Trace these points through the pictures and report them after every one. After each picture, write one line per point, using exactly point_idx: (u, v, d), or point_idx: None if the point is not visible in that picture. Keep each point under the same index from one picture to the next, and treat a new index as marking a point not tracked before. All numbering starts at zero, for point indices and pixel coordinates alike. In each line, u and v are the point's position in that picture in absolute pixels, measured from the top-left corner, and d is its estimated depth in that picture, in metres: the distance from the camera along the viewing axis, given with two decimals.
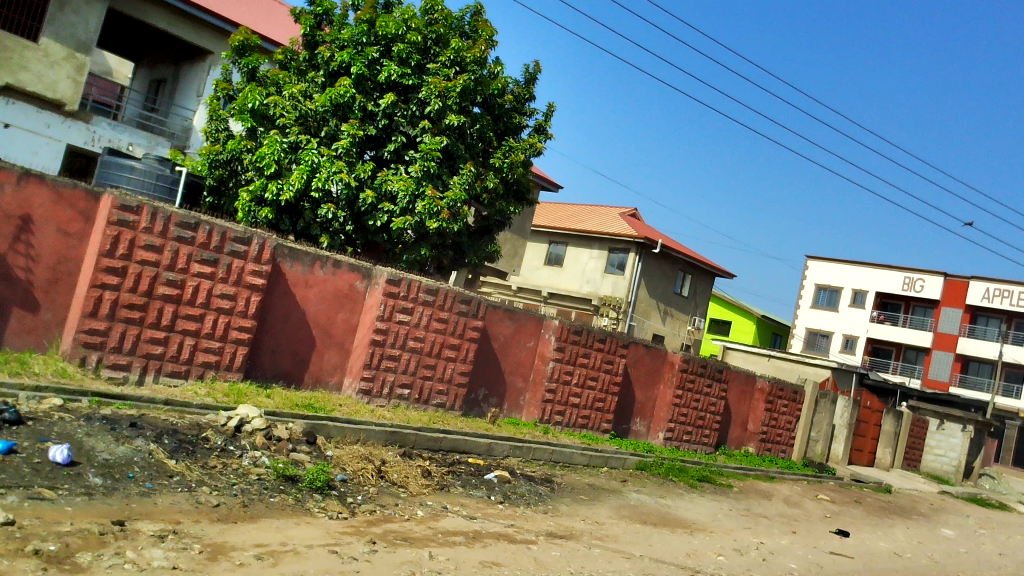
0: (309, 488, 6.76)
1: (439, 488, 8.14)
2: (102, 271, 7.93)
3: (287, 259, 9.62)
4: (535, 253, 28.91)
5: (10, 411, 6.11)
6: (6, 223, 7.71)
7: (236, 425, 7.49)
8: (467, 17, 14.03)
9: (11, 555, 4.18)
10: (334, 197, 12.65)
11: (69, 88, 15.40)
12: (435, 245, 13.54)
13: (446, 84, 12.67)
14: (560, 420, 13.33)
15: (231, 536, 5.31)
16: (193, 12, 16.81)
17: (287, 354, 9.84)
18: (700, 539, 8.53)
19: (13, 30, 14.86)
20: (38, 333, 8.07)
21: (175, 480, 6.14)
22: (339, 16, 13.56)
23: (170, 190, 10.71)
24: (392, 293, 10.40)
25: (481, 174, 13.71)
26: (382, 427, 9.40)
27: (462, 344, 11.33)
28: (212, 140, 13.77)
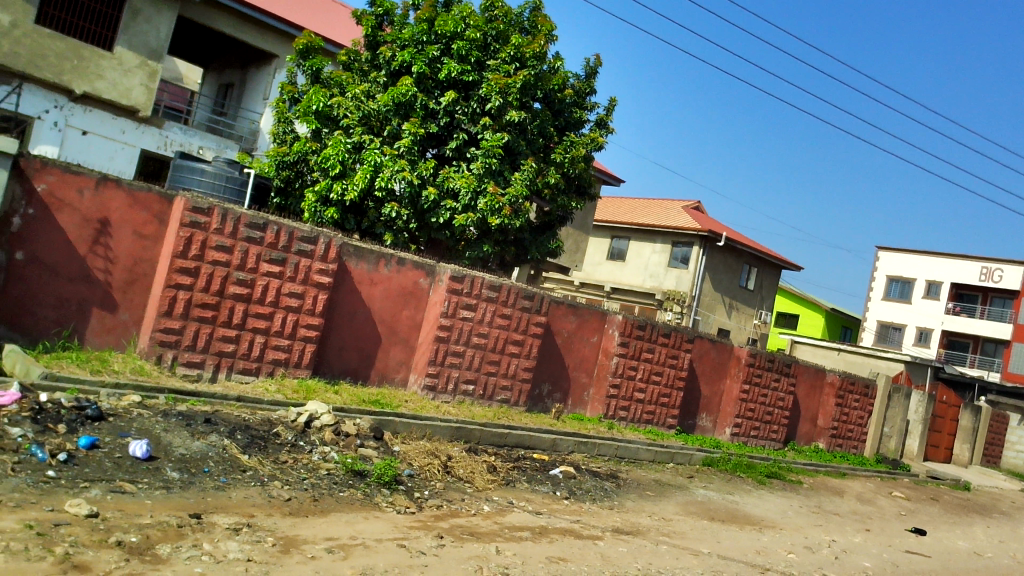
0: (377, 483, 6.86)
1: (506, 484, 8.17)
2: (176, 272, 8.18)
3: (353, 257, 9.78)
4: (597, 249, 28.77)
5: (92, 407, 6.35)
6: (86, 227, 8.02)
7: (305, 421, 7.64)
8: (527, 13, 14.00)
9: (95, 546, 4.35)
10: (397, 195, 12.79)
11: (142, 95, 15.89)
12: (498, 241, 13.58)
13: (507, 80, 12.72)
14: (625, 415, 13.25)
15: (302, 530, 5.41)
16: (258, 17, 17.20)
17: (353, 351, 9.99)
18: (770, 536, 8.39)
19: (89, 40, 15.38)
20: (117, 331, 8.36)
21: (248, 475, 6.29)
22: (400, 16, 13.70)
23: (239, 192, 10.98)
24: (455, 290, 10.48)
25: (542, 170, 13.68)
26: (448, 422, 9.48)
27: (526, 339, 11.34)
28: (279, 141, 14.06)
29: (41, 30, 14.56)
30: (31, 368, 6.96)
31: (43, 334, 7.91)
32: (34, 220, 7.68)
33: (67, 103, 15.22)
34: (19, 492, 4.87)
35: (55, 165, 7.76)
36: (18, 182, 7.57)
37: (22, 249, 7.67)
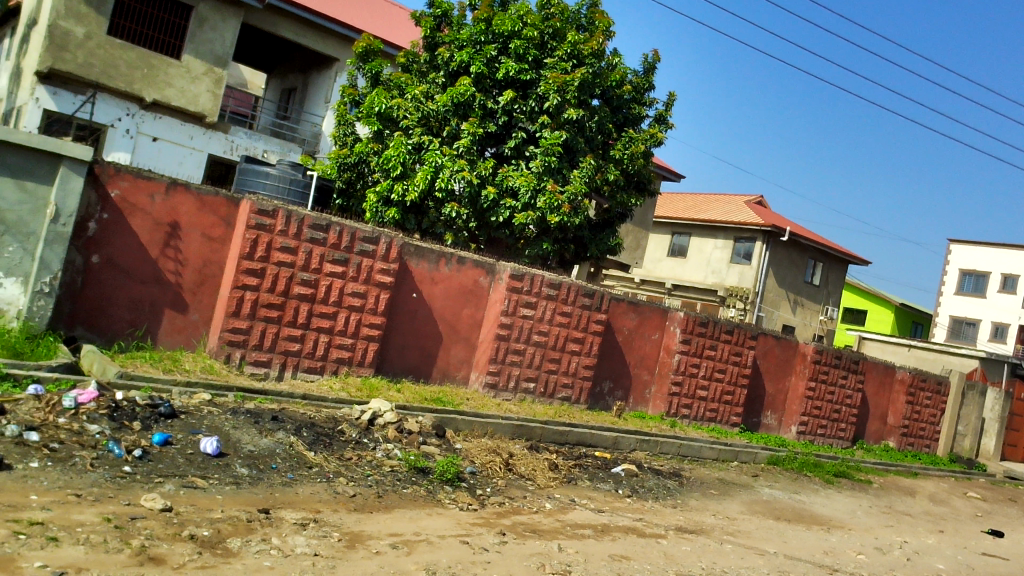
0: (440, 480, 6.93)
1: (568, 481, 8.16)
2: (242, 273, 8.39)
3: (414, 257, 9.89)
4: (657, 246, 28.50)
5: (165, 405, 6.55)
6: (157, 230, 8.28)
7: (369, 418, 7.76)
8: (584, 10, 13.95)
9: (170, 539, 4.49)
10: (457, 195, 12.86)
11: (209, 101, 16.28)
12: (558, 239, 13.54)
13: (565, 78, 12.67)
14: (687, 413, 13.12)
15: (367, 525, 5.50)
16: (318, 21, 17.50)
17: (415, 349, 10.10)
18: (839, 537, 8.22)
19: (158, 49, 15.85)
20: (187, 331, 8.61)
21: (314, 471, 6.42)
22: (457, 16, 13.80)
23: (303, 194, 11.19)
24: (515, 288, 10.52)
25: (601, 167, 13.63)
26: (509, 420, 9.51)
27: (587, 337, 11.31)
28: (340, 144, 14.28)
29: (113, 41, 15.06)
30: (108, 367, 7.21)
31: (118, 334, 8.20)
32: (108, 224, 7.95)
33: (138, 110, 15.74)
34: (98, 487, 5.05)
35: (128, 171, 8.02)
36: (93, 188, 7.85)
37: (97, 253, 7.94)
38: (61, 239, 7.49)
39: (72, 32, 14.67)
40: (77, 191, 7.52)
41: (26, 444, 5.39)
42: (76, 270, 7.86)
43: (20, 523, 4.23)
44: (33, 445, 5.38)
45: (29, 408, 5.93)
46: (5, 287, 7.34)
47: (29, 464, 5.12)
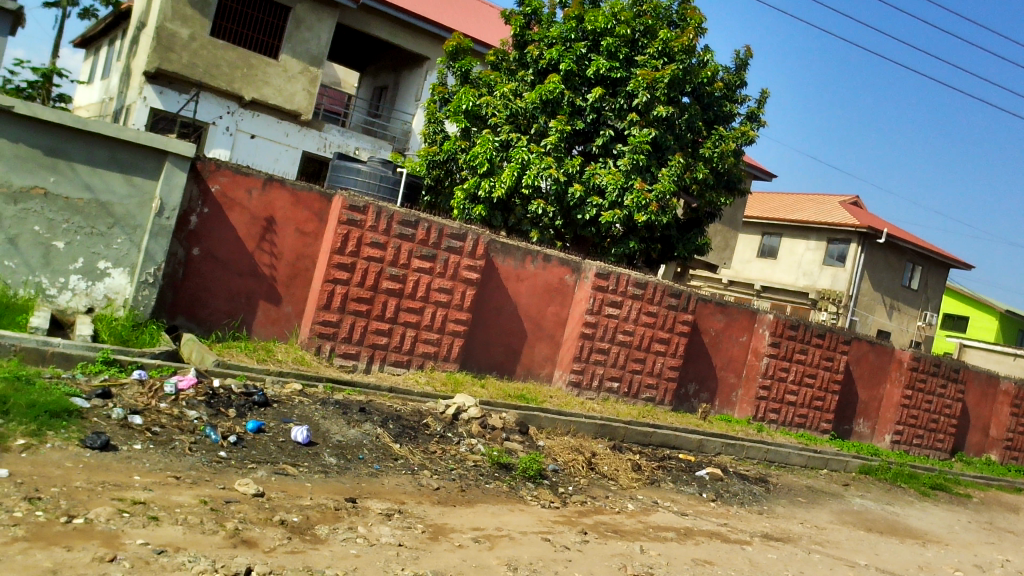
0: (523, 476, 6.96)
1: (650, 483, 8.08)
2: (334, 267, 8.60)
3: (500, 254, 9.95)
4: (746, 246, 27.91)
5: (259, 393, 6.77)
6: (255, 224, 8.56)
7: (453, 413, 7.85)
8: (676, 6, 13.75)
9: (261, 524, 4.64)
10: (543, 192, 12.87)
11: (304, 100, 16.71)
12: (644, 238, 13.39)
13: (655, 75, 12.53)
14: (775, 418, 12.83)
15: (450, 518, 5.57)
16: (409, 20, 17.76)
17: (500, 345, 10.16)
18: (935, 552, 7.89)
19: (257, 50, 16.38)
20: (280, 323, 8.87)
21: (399, 463, 6.54)
22: (548, 14, 13.83)
23: (393, 191, 11.39)
24: (601, 286, 10.46)
25: (690, 165, 13.44)
26: (592, 419, 9.48)
27: (672, 338, 11.15)
28: (430, 141, 14.46)
29: (215, 42, 15.64)
30: (206, 356, 7.50)
31: (215, 324, 8.51)
32: (208, 219, 8.26)
33: (238, 108, 16.30)
34: (196, 470, 5.27)
35: (228, 167, 8.31)
36: (196, 183, 8.17)
37: (198, 245, 8.27)
38: (165, 231, 7.82)
39: (178, 33, 15.32)
40: (180, 186, 7.85)
41: (130, 426, 5.65)
42: (178, 262, 8.20)
43: (124, 501, 4.44)
44: (136, 428, 5.65)
45: (133, 392, 6.23)
46: (113, 276, 7.73)
47: (134, 446, 5.38)
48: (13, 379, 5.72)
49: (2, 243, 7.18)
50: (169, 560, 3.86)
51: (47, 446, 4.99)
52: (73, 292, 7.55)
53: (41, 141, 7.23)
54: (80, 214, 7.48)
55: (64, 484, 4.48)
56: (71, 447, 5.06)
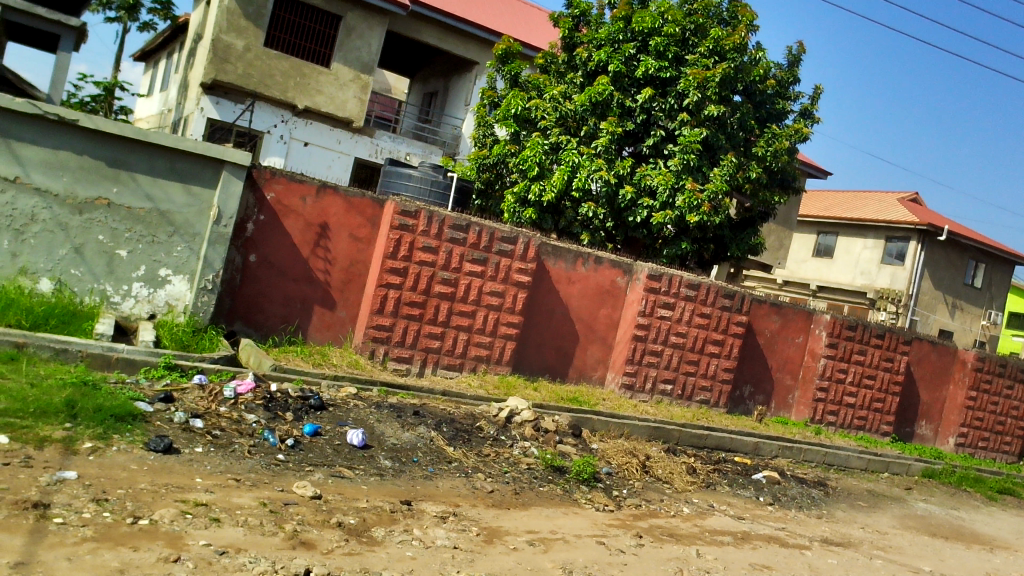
0: (576, 479, 6.93)
1: (706, 486, 7.99)
2: (386, 272, 8.70)
3: (551, 257, 9.95)
4: (802, 245, 27.46)
5: (314, 397, 6.89)
6: (309, 230, 8.69)
7: (506, 416, 7.87)
8: (726, 4, 13.63)
9: (319, 526, 4.70)
10: (594, 194, 12.85)
11: (356, 107, 16.93)
12: (697, 238, 13.24)
13: (706, 74, 12.42)
14: (833, 420, 12.59)
15: (505, 521, 5.58)
16: (458, 25, 17.88)
17: (551, 348, 10.15)
18: (1002, 557, 7.65)
19: (309, 59, 16.65)
20: (335, 328, 8.98)
21: (453, 466, 6.58)
22: (596, 15, 13.80)
23: (444, 195, 11.47)
24: (653, 288, 10.38)
25: (743, 165, 13.28)
26: (646, 422, 9.42)
27: (726, 339, 11.01)
28: (480, 145, 14.53)
29: (268, 52, 15.95)
30: (263, 361, 7.64)
31: (272, 329, 8.66)
32: (264, 226, 8.42)
33: (291, 117, 16.58)
34: (255, 473, 5.37)
35: (283, 175, 8.46)
36: (252, 192, 8.33)
37: (254, 252, 8.43)
38: (223, 239, 8.00)
39: (233, 45, 15.67)
40: (237, 195, 8.01)
41: (192, 430, 5.79)
42: (235, 268, 8.37)
43: (187, 503, 4.55)
44: (197, 432, 5.77)
45: (194, 397, 6.37)
46: (174, 283, 7.92)
47: (195, 449, 5.50)
48: (80, 385, 5.91)
49: (68, 252, 7.41)
50: (231, 560, 3.94)
51: (113, 449, 5.13)
52: (135, 299, 7.76)
53: (104, 152, 7.45)
54: (141, 224, 7.69)
55: (129, 486, 4.61)
56: (135, 450, 5.20)
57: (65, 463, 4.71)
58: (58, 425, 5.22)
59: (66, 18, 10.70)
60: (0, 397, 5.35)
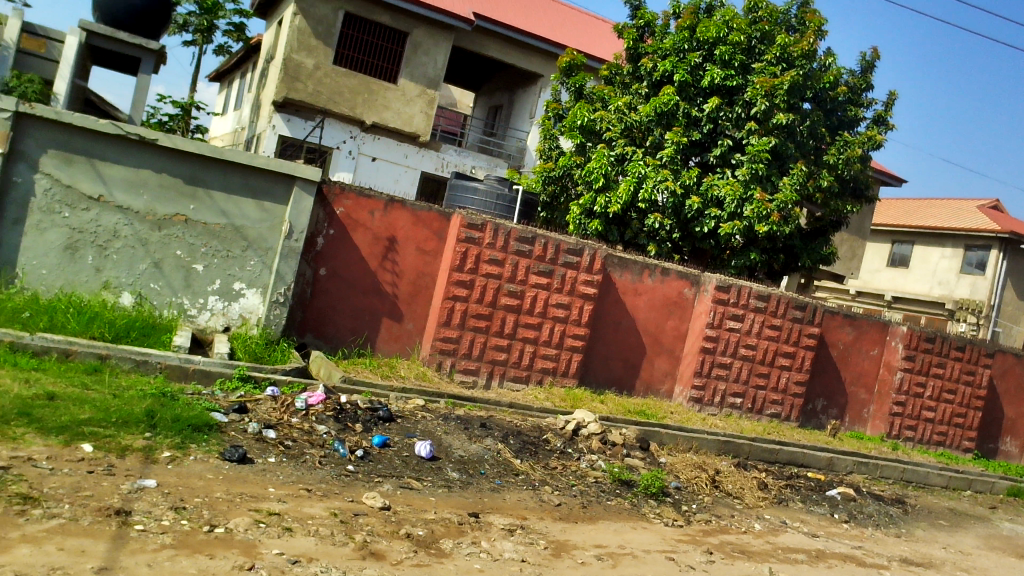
0: (644, 493, 6.85)
1: (778, 502, 7.81)
2: (453, 285, 8.77)
3: (617, 268, 9.89)
4: (876, 254, 26.76)
5: (383, 409, 6.98)
6: (377, 243, 8.82)
7: (573, 429, 7.83)
8: (794, 10, 13.43)
9: (388, 536, 4.75)
10: (660, 205, 12.74)
11: (422, 121, 17.12)
12: (766, 249, 12.99)
13: (774, 82, 12.23)
14: (911, 435, 12.21)
15: (572, 535, 5.55)
16: (522, 39, 17.96)
17: (618, 361, 10.09)
18: None
19: (377, 75, 16.94)
20: (402, 340, 9.07)
21: (520, 478, 6.57)
22: (661, 25, 13.71)
23: (509, 208, 11.52)
24: (722, 300, 10.21)
25: (814, 173, 13.01)
26: (715, 436, 9.26)
27: (798, 352, 10.76)
28: (546, 157, 14.50)
29: (337, 70, 16.32)
30: (333, 373, 7.78)
31: (342, 342, 8.80)
32: (334, 239, 8.59)
33: (360, 132, 16.88)
34: (326, 483, 5.45)
35: (351, 190, 8.62)
36: (322, 207, 8.51)
37: (324, 265, 8.60)
38: (294, 253, 8.17)
39: (303, 64, 16.08)
40: (308, 210, 8.17)
41: (265, 440, 5.92)
42: (306, 281, 8.55)
43: (260, 512, 4.64)
44: (270, 442, 5.90)
45: (266, 408, 6.52)
46: (247, 297, 8.12)
47: (268, 459, 5.62)
48: (159, 396, 6.11)
49: (148, 267, 7.69)
50: (303, 570, 4.01)
51: (191, 458, 5.28)
52: (211, 312, 7.98)
53: (181, 170, 7.71)
54: (217, 239, 7.91)
55: (206, 495, 4.73)
56: (211, 459, 5.34)
57: (145, 472, 4.86)
58: (139, 434, 5.39)
59: (146, 42, 11.08)
60: (84, 408, 5.56)
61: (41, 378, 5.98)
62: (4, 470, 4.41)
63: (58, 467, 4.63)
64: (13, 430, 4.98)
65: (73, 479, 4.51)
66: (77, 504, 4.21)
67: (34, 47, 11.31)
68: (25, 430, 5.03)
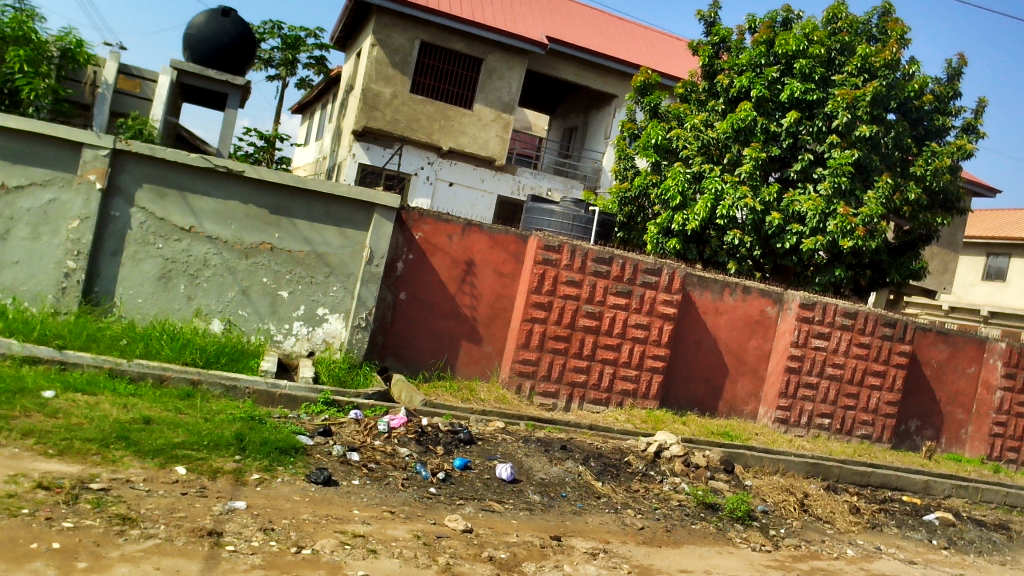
0: (730, 517, 6.69)
1: (872, 527, 7.52)
2: (531, 307, 8.80)
3: (697, 287, 9.78)
4: (969, 268, 25.71)
5: (464, 431, 7.04)
6: (455, 267, 8.92)
7: (655, 451, 7.72)
8: (875, 19, 13.09)
9: (471, 559, 4.76)
10: (740, 222, 12.50)
11: (498, 145, 17.28)
12: (852, 265, 12.59)
13: (855, 93, 11.96)
14: (1014, 458, 11.63)
15: (657, 560, 5.46)
16: (596, 60, 17.98)
17: (700, 382, 9.95)
18: None
19: (452, 101, 17.22)
20: (482, 362, 9.11)
21: (602, 501, 6.50)
22: (736, 41, 13.57)
23: (586, 229, 11.51)
24: (806, 318, 9.93)
25: (900, 186, 12.62)
26: (803, 458, 9.00)
27: (888, 370, 10.38)
28: (621, 178, 14.42)
29: (413, 98, 16.66)
30: (415, 396, 7.87)
31: (422, 365, 8.89)
32: (413, 264, 8.73)
33: (437, 158, 17.15)
34: (408, 505, 5.50)
35: (430, 215, 8.77)
36: (401, 232, 8.67)
37: (404, 290, 8.74)
38: (375, 278, 8.31)
39: (381, 93, 16.47)
40: (388, 236, 8.31)
41: (349, 462, 6.02)
42: (387, 306, 8.70)
43: (346, 534, 4.71)
44: (354, 464, 6.00)
45: (350, 431, 6.64)
46: (331, 322, 8.29)
47: (352, 481, 5.71)
48: (248, 419, 6.29)
49: (236, 294, 7.95)
50: None
51: (278, 480, 5.41)
52: (296, 337, 8.18)
53: (267, 201, 7.97)
54: (301, 265, 8.13)
55: (293, 516, 4.83)
56: (298, 481, 5.46)
57: (235, 493, 5.00)
58: (229, 457, 5.55)
59: (232, 77, 11.51)
60: (178, 431, 5.76)
61: (138, 403, 6.22)
62: (105, 491, 4.60)
63: (154, 488, 4.80)
64: (112, 453, 5.20)
65: (168, 500, 4.68)
66: (172, 524, 4.35)
67: (129, 87, 11.86)
68: (123, 452, 5.25)
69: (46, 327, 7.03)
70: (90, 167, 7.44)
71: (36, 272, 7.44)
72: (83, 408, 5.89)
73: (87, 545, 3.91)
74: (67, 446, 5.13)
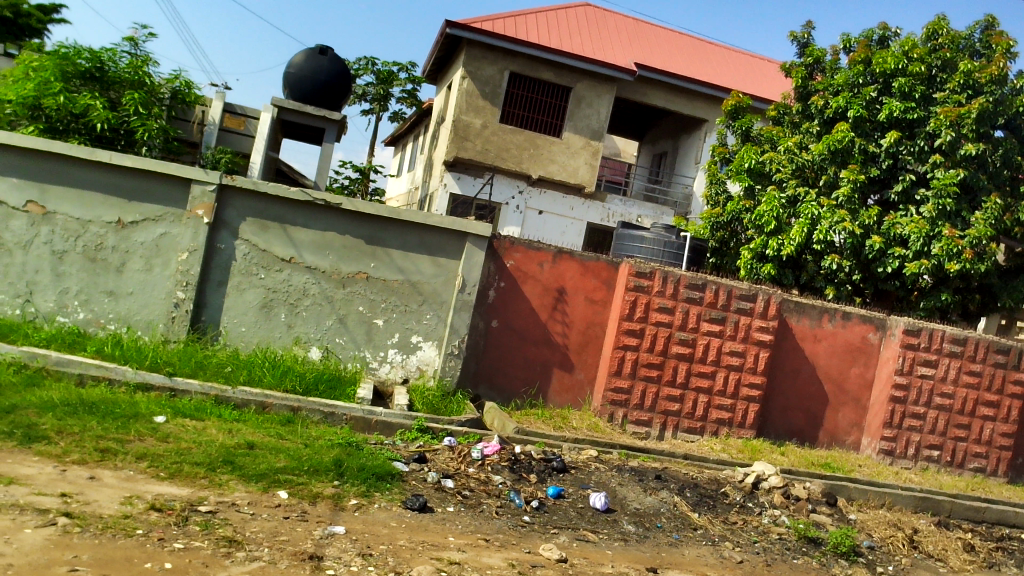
0: (834, 552, 6.44)
1: (988, 566, 7.11)
2: (623, 334, 8.75)
3: (794, 313, 9.53)
4: None
5: (557, 460, 7.02)
6: (547, 295, 8.95)
7: (753, 482, 7.52)
8: (978, 34, 12.61)
9: None
10: (837, 246, 12.09)
11: (587, 173, 17.31)
12: (959, 289, 12.02)
13: (959, 111, 11.53)
14: None
15: None
16: (685, 85, 17.84)
17: (798, 411, 9.68)
18: None
19: (541, 130, 17.36)
20: (574, 391, 9.08)
21: (699, 533, 6.37)
22: (831, 61, 13.32)
23: (677, 256, 11.37)
24: (911, 344, 9.54)
25: (1010, 206, 12.03)
26: (911, 491, 8.60)
27: (1003, 401, 9.84)
28: (713, 203, 14.23)
29: (504, 128, 16.94)
30: (507, 424, 7.91)
31: (514, 393, 8.92)
32: (505, 292, 8.81)
33: (527, 187, 17.31)
34: (503, 533, 5.51)
35: (520, 243, 8.83)
36: (492, 261, 8.77)
37: (496, 318, 8.82)
38: (467, 306, 8.40)
39: (472, 123, 16.79)
40: (480, 264, 8.42)
41: (444, 489, 6.08)
42: (479, 334, 8.79)
43: (442, 561, 4.75)
44: (448, 491, 6.05)
45: (444, 457, 6.71)
46: (424, 349, 8.40)
47: (447, 508, 5.76)
48: (346, 445, 6.43)
49: (334, 322, 8.17)
50: None
51: (376, 506, 5.50)
52: (391, 365, 8.33)
53: (362, 231, 8.21)
54: (395, 294, 8.30)
55: (390, 542, 4.90)
56: (394, 507, 5.54)
57: (335, 518, 5.11)
58: (328, 482, 5.69)
59: (329, 113, 11.92)
60: (280, 456, 5.94)
61: (242, 428, 6.44)
62: (212, 514, 4.77)
63: (258, 512, 4.96)
64: (218, 476, 5.39)
65: (271, 524, 4.81)
66: (275, 548, 4.48)
67: (235, 125, 12.33)
68: (229, 476, 5.44)
69: (157, 355, 7.36)
70: (199, 203, 7.80)
71: (149, 301, 7.85)
72: (191, 433, 6.12)
73: (197, 566, 4.06)
74: (177, 469, 5.34)
